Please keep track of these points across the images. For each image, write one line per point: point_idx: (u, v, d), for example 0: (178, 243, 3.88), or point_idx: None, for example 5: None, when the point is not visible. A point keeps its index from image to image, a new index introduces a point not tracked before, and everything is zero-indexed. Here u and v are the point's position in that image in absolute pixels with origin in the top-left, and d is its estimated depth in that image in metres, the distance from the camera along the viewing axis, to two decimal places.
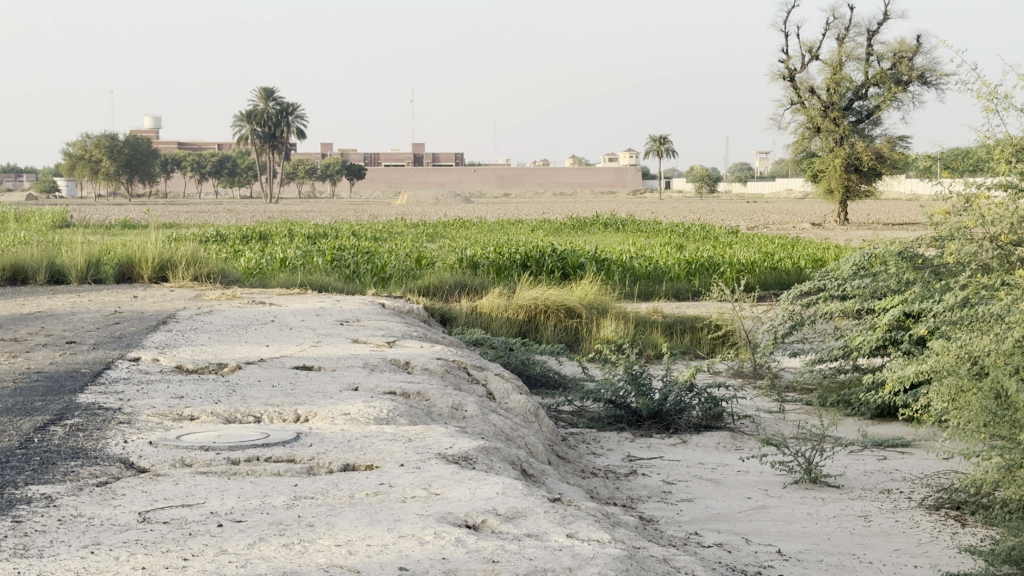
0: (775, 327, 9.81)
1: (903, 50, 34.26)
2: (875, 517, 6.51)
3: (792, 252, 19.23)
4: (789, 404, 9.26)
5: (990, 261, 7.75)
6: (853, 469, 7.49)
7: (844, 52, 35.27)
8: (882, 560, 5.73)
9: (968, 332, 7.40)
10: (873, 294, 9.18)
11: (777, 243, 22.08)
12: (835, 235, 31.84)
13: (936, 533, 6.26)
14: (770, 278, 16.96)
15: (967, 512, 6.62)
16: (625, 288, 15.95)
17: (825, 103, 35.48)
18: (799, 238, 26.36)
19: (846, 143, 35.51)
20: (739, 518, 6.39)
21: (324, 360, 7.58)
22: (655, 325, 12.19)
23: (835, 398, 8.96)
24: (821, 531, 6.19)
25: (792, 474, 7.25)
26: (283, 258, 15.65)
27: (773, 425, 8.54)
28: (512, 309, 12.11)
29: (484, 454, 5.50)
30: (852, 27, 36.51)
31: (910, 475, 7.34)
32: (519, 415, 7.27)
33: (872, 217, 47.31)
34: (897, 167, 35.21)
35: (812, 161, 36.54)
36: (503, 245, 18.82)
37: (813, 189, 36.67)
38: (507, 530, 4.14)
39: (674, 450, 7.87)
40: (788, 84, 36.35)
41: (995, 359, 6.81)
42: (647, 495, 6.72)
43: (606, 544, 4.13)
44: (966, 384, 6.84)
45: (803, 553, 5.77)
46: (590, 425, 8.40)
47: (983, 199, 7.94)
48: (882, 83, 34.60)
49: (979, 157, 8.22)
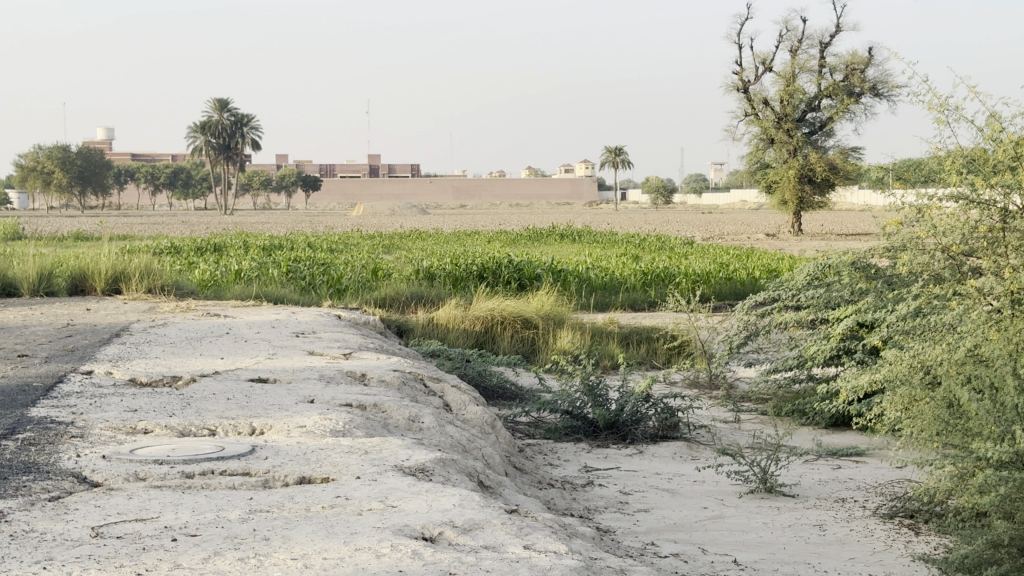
0: (730, 337, 9.83)
1: (855, 62, 34.57)
2: (830, 526, 6.56)
3: (748, 263, 19.34)
4: (744, 413, 9.30)
5: (942, 270, 7.83)
6: (807, 477, 7.55)
7: (797, 64, 35.50)
8: (837, 568, 5.77)
9: (921, 342, 7.50)
10: (826, 304, 9.25)
11: (733, 254, 22.13)
12: (790, 246, 32.06)
13: (890, 541, 6.33)
14: (725, 288, 17.02)
15: (921, 521, 6.69)
16: (581, 298, 15.96)
17: (778, 115, 35.72)
18: (752, 249, 26.48)
19: (799, 154, 35.73)
20: (695, 527, 6.43)
21: (280, 372, 7.54)
22: (611, 336, 12.20)
23: (790, 407, 9.01)
24: (776, 540, 6.23)
25: (748, 483, 7.28)
26: (237, 270, 15.57)
27: (728, 434, 8.59)
28: (469, 320, 12.10)
29: (441, 465, 5.48)
30: (805, 39, 36.78)
31: (864, 484, 7.39)
32: (476, 426, 7.28)
33: (824, 226, 47.58)
34: (850, 177, 35.48)
35: (766, 172, 36.77)
36: (460, 256, 18.80)
37: (766, 200, 36.87)
38: (464, 542, 4.14)
39: (630, 461, 7.89)
40: (742, 94, 36.56)
41: (948, 368, 6.89)
42: (604, 506, 6.73)
43: (562, 554, 4.14)
44: (919, 393, 6.93)
45: (758, 562, 5.80)
46: (547, 435, 8.39)
47: (935, 209, 7.99)
48: (834, 95, 34.87)
49: (931, 169, 8.29)
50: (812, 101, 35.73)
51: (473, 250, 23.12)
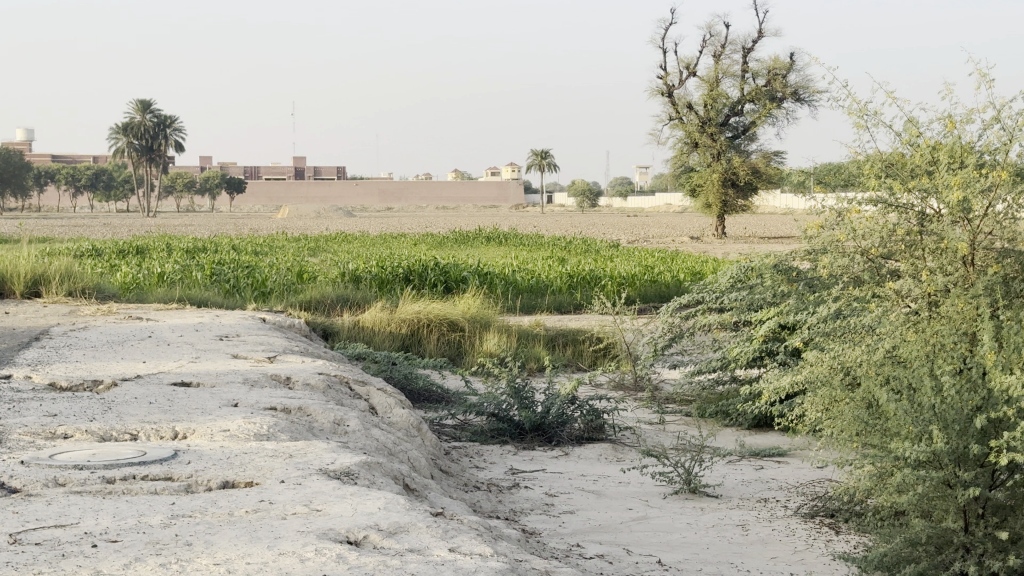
0: (654, 339, 9.89)
1: (777, 67, 34.97)
2: (752, 525, 6.63)
3: (673, 265, 19.50)
4: (668, 415, 9.37)
5: (861, 273, 7.96)
6: (730, 478, 7.63)
7: (721, 69, 35.84)
8: (759, 568, 5.84)
9: (842, 344, 7.63)
10: (750, 306, 9.36)
11: (657, 257, 22.32)
12: (714, 249, 32.34)
13: (811, 540, 6.41)
14: (650, 291, 17.14)
15: (841, 520, 6.79)
16: (508, 301, 15.99)
17: (702, 119, 36.03)
18: (676, 252, 26.68)
19: (722, 158, 36.07)
20: (620, 529, 6.47)
21: (203, 375, 7.48)
22: (537, 338, 12.24)
23: (714, 408, 9.10)
24: (699, 540, 6.29)
25: (672, 484, 7.34)
26: (160, 272, 15.42)
27: (652, 436, 8.65)
28: (395, 323, 12.07)
29: (366, 469, 5.47)
30: (728, 44, 37.15)
31: (786, 484, 7.48)
32: (402, 429, 7.27)
33: (748, 229, 48.07)
34: (772, 181, 35.87)
35: (690, 175, 37.06)
36: (386, 258, 18.76)
37: (690, 203, 37.16)
38: (389, 545, 4.14)
39: (555, 463, 7.92)
40: (666, 98, 36.83)
41: (867, 369, 7.00)
42: (530, 508, 6.75)
43: (487, 557, 4.15)
44: (839, 394, 7.03)
45: (682, 562, 5.85)
46: (472, 438, 8.39)
47: (855, 214, 7.93)
48: (757, 99, 35.23)
49: (850, 173, 8.41)
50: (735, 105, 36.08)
51: (398, 253, 23.07)
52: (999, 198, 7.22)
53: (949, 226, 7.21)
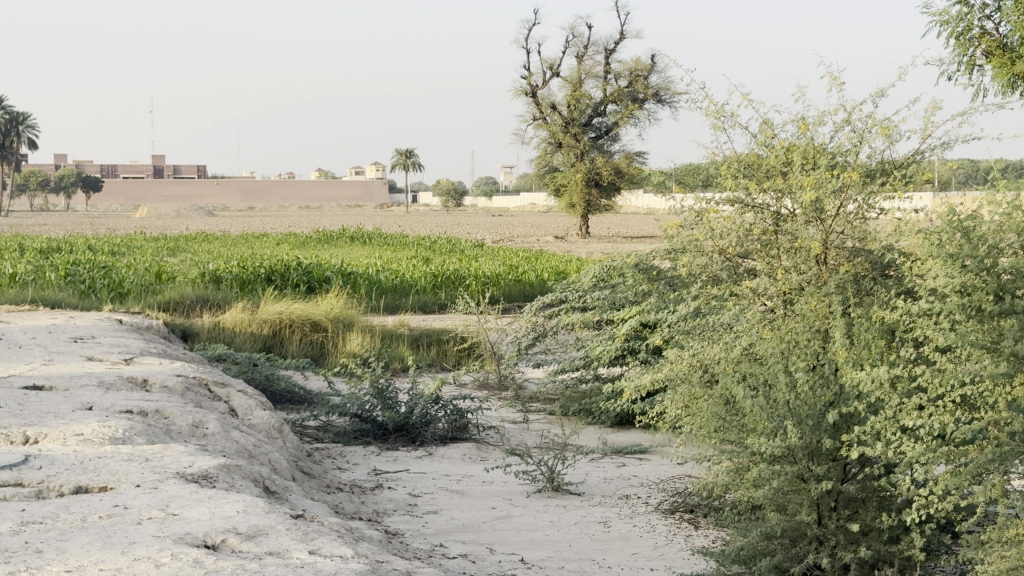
0: (518, 339, 9.92)
1: (639, 68, 35.43)
2: (614, 522, 6.70)
3: (537, 265, 19.62)
4: (532, 413, 9.41)
5: (720, 272, 8.09)
6: (593, 475, 7.70)
7: (583, 70, 36.17)
8: (620, 564, 5.91)
9: (701, 342, 7.74)
10: (611, 305, 9.44)
11: (521, 256, 22.42)
12: (577, 248, 32.62)
13: (671, 536, 6.51)
14: (514, 290, 17.21)
15: (700, 515, 6.90)
16: (371, 301, 15.91)
17: (565, 119, 36.32)
18: (539, 251, 26.84)
19: (586, 158, 36.40)
20: (483, 528, 6.48)
21: (56, 379, 7.29)
22: (401, 338, 12.19)
23: (577, 407, 9.17)
24: (561, 537, 6.34)
25: (535, 483, 7.37)
26: (12, 273, 15.00)
27: (516, 434, 8.68)
28: (257, 323, 11.92)
29: (225, 471, 5.39)
30: (591, 45, 37.52)
31: (647, 481, 7.58)
32: (262, 431, 7.19)
33: (612, 229, 48.61)
34: (635, 181, 36.34)
35: (555, 175, 37.31)
36: (248, 258, 18.53)
37: (555, 203, 37.42)
38: (248, 549, 4.08)
39: (418, 463, 7.90)
40: (530, 99, 37.04)
41: (725, 367, 7.12)
42: (392, 508, 6.72)
43: (348, 558, 4.12)
44: (698, 391, 7.15)
45: (545, 560, 5.89)
46: (336, 439, 8.32)
47: (713, 213, 8.13)
48: (619, 100, 35.65)
49: (709, 173, 8.54)
50: (598, 106, 36.41)
51: (257, 254, 22.77)
52: (851, 198, 7.45)
53: (802, 226, 7.39)
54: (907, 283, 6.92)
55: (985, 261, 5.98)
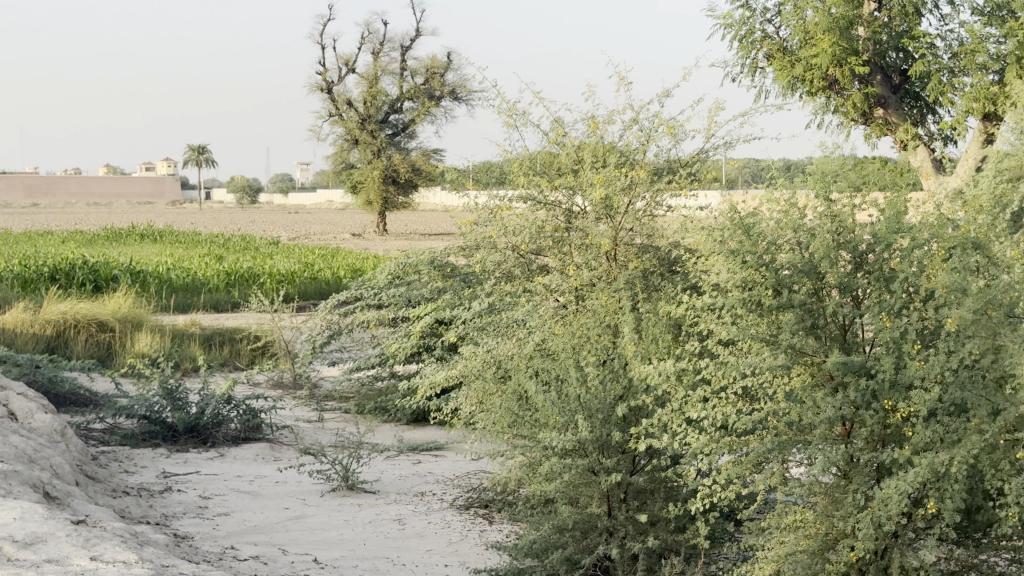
0: (313, 336, 9.80)
1: (436, 66, 35.52)
2: (409, 519, 6.70)
3: (332, 263, 19.45)
4: (327, 412, 9.32)
5: (513, 269, 8.17)
6: (388, 473, 7.67)
7: (380, 67, 36.06)
8: (414, 561, 5.92)
9: (494, 338, 7.79)
10: (407, 302, 9.42)
11: (315, 254, 22.20)
12: (375, 246, 32.51)
13: (465, 532, 6.55)
14: (308, 288, 17.03)
15: (494, 510, 6.96)
16: (159, 300, 15.52)
17: (362, 116, 36.14)
18: (334, 249, 26.64)
19: (382, 155, 36.30)
20: (276, 528, 6.39)
21: None
22: (192, 338, 11.92)
23: (373, 404, 9.11)
24: (356, 536, 6.30)
25: (330, 482, 7.31)
26: None
27: (311, 434, 8.59)
28: (39, 324, 11.49)
29: (1, 478, 5.17)
30: (387, 42, 37.43)
31: (443, 477, 7.59)
32: (44, 435, 6.93)
33: (412, 226, 48.60)
34: (432, 178, 36.41)
35: (352, 172, 37.08)
36: (28, 257, 17.86)
37: (352, 201, 37.19)
38: (24, 558, 3.93)
39: (210, 464, 7.74)
40: (327, 96, 36.73)
41: (518, 362, 7.18)
42: (183, 511, 6.58)
43: (131, 564, 4.01)
44: (491, 387, 7.19)
45: (338, 559, 5.85)
46: (123, 441, 8.08)
47: (506, 211, 8.22)
48: (416, 98, 35.66)
49: (501, 171, 8.60)
50: (395, 103, 36.32)
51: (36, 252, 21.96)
52: (640, 195, 7.71)
53: (593, 223, 7.52)
54: (692, 278, 7.10)
55: (764, 256, 6.11)
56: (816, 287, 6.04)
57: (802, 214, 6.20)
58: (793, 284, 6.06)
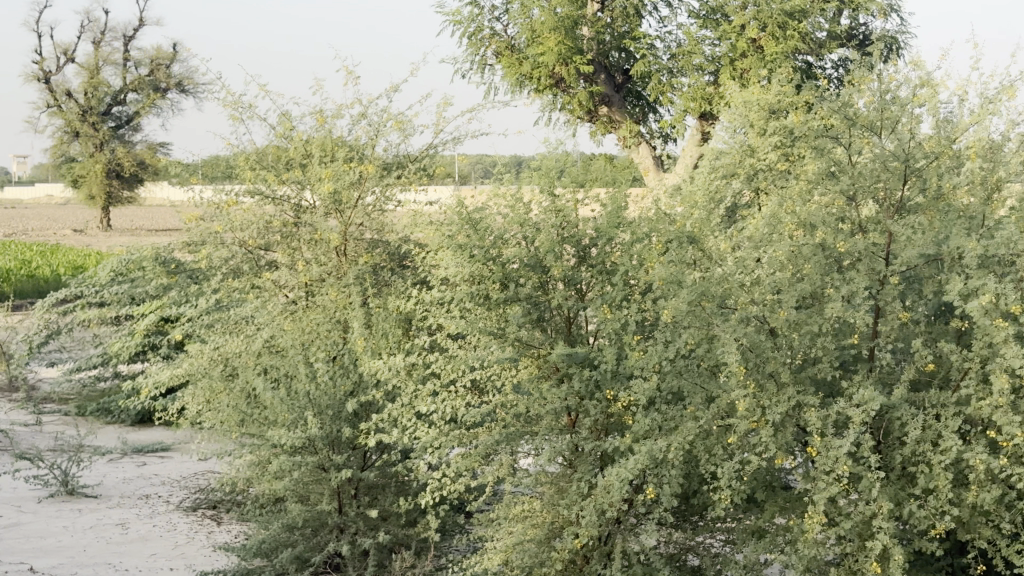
0: (29, 336, 9.36)
1: (161, 57, 34.51)
2: (133, 523, 6.48)
3: (47, 259, 18.65)
4: (45, 415, 8.93)
5: (241, 265, 8.01)
6: (111, 476, 7.40)
7: (101, 57, 34.79)
8: (137, 566, 5.74)
9: (221, 335, 7.61)
10: (131, 300, 9.11)
11: (28, 251, 21.23)
12: (98, 242, 31.39)
13: (192, 534, 6.40)
14: (21, 286, 16.26)
15: (223, 511, 6.81)
16: None
17: (83, 107, 34.78)
18: (51, 246, 25.57)
19: (105, 148, 35.04)
20: None
21: None
22: None
23: (95, 406, 8.78)
24: (75, 543, 6.05)
25: (48, 487, 7.01)
26: None
27: (27, 438, 8.21)
28: None
29: None
30: (110, 30, 36.15)
31: (169, 479, 7.38)
32: None
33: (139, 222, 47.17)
34: (158, 172, 35.39)
35: (73, 166, 35.65)
36: None
37: (73, 195, 35.78)
38: None
39: None
40: (45, 86, 35.20)
41: (246, 360, 7.04)
42: None
43: None
44: (218, 385, 7.02)
45: (55, 567, 5.61)
46: None
47: (232, 206, 8.08)
48: (140, 89, 34.57)
49: (227, 166, 8.43)
50: (118, 94, 35.12)
51: None
52: (369, 190, 7.74)
53: (322, 218, 7.47)
54: (422, 273, 7.13)
55: (491, 250, 6.15)
56: (541, 280, 6.13)
57: (527, 208, 6.23)
58: (519, 278, 6.14)
